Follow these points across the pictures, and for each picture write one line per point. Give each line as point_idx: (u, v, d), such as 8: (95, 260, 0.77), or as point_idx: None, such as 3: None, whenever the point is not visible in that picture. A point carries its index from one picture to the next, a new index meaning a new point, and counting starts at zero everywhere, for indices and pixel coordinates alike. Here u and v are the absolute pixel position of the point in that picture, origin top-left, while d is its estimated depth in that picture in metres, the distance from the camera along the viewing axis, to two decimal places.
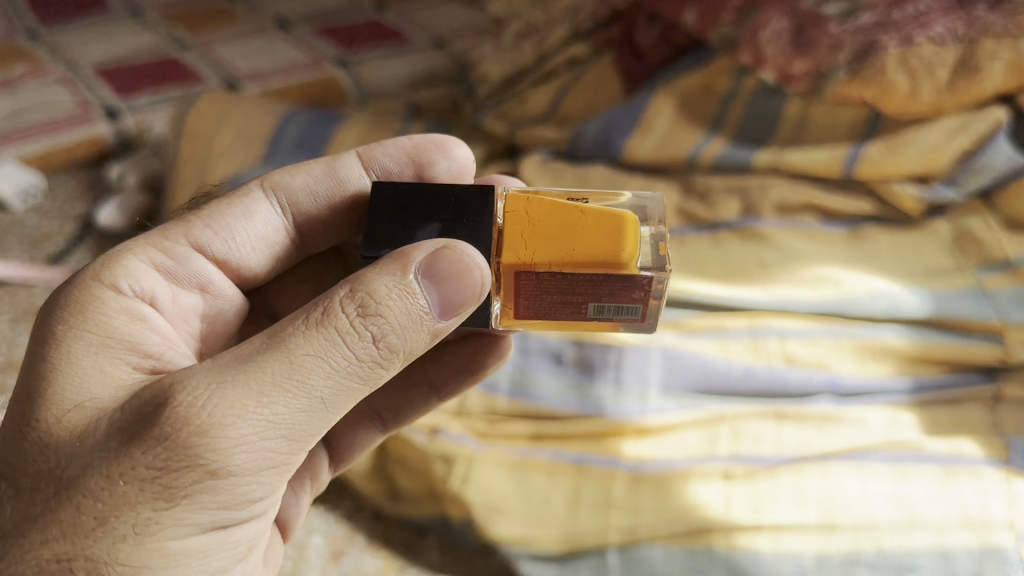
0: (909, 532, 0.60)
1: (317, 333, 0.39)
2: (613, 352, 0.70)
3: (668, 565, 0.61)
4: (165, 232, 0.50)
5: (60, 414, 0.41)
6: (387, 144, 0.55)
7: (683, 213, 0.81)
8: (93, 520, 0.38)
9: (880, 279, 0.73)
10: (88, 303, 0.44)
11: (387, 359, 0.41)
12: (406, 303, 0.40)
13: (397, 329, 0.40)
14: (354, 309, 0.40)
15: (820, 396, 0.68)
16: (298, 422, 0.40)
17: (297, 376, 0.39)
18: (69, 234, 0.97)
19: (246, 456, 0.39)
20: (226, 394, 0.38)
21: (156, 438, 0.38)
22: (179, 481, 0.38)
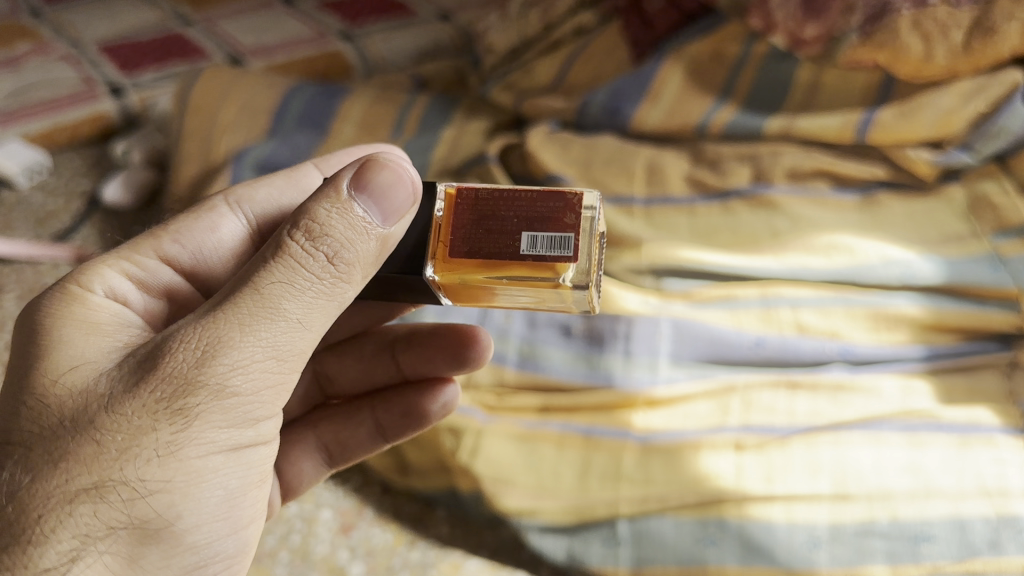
0: (925, 501, 0.59)
1: (277, 262, 0.40)
2: (622, 323, 0.69)
3: (679, 535, 0.60)
4: (133, 245, 0.50)
5: (56, 376, 0.40)
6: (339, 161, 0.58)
7: (692, 181, 0.80)
8: (115, 451, 0.38)
9: (893, 246, 0.72)
10: (73, 295, 0.45)
11: (350, 272, 0.41)
12: (348, 220, 0.40)
13: (348, 243, 0.40)
14: (301, 236, 0.40)
15: (832, 365, 0.67)
16: (284, 342, 0.40)
17: (272, 304, 0.39)
18: (74, 211, 0.97)
19: (246, 374, 0.39)
20: (216, 326, 0.39)
21: (158, 376, 0.38)
22: (188, 404, 0.38)
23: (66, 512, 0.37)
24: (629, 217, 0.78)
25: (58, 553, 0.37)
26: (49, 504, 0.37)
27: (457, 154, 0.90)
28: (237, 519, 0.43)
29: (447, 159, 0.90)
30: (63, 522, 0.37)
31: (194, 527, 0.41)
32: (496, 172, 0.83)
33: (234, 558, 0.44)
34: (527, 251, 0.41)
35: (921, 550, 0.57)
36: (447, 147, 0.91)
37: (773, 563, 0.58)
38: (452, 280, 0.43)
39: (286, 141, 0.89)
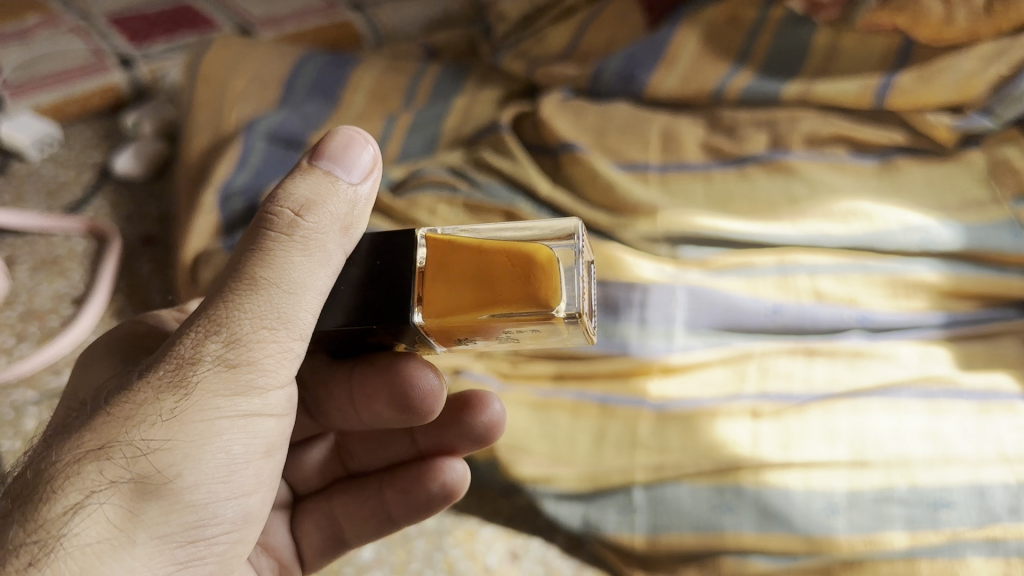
0: (944, 468, 0.58)
1: (254, 229, 0.40)
2: (637, 291, 0.68)
3: (696, 502, 0.60)
4: (183, 307, 0.54)
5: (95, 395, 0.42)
6: None
7: (708, 148, 0.79)
8: (118, 418, 0.37)
9: (911, 212, 0.71)
10: (126, 334, 0.49)
11: (329, 235, 0.40)
12: (312, 178, 0.40)
13: (317, 197, 0.40)
14: (272, 204, 0.40)
15: (850, 332, 0.67)
16: (269, 306, 0.39)
17: (254, 267, 0.39)
18: (85, 183, 0.96)
19: (241, 343, 0.38)
20: (214, 305, 0.39)
21: (160, 356, 0.38)
22: (189, 373, 0.37)
23: (73, 471, 0.36)
24: (644, 184, 0.77)
25: (64, 505, 0.35)
26: (57, 468, 0.36)
27: (469, 123, 0.89)
28: (240, 485, 0.40)
29: (459, 128, 0.89)
30: (70, 480, 0.35)
31: (196, 486, 0.38)
32: (510, 141, 0.82)
33: (234, 526, 0.41)
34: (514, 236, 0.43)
35: (940, 516, 0.56)
36: (459, 116, 0.90)
37: (791, 529, 0.57)
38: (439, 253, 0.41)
39: (296, 110, 0.89)
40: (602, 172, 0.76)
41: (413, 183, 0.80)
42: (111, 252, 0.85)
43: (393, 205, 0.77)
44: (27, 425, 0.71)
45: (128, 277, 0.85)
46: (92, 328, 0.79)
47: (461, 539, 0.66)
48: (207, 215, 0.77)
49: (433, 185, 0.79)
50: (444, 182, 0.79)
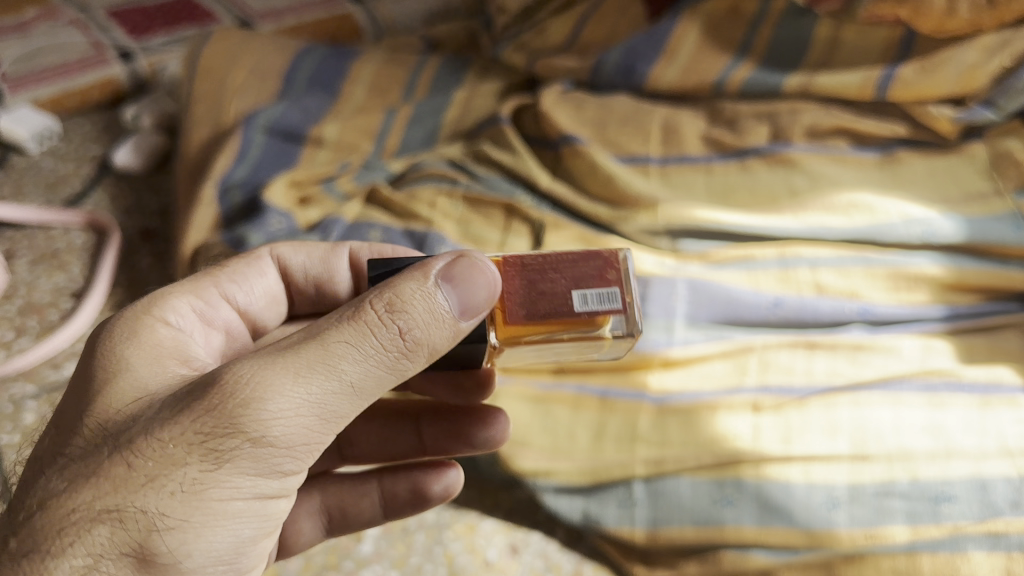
0: (945, 462, 0.58)
1: (350, 323, 0.39)
2: (637, 284, 0.69)
3: (696, 496, 0.59)
4: (198, 281, 0.52)
5: (118, 403, 0.41)
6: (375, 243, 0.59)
7: (708, 140, 0.79)
8: (142, 478, 0.37)
9: (913, 204, 0.71)
10: (140, 328, 0.45)
11: (415, 351, 0.40)
12: (427, 302, 0.39)
13: (423, 324, 0.39)
14: (381, 306, 0.39)
15: (852, 325, 0.66)
16: (325, 403, 0.39)
17: (330, 361, 0.39)
18: (85, 176, 0.96)
19: (284, 425, 0.38)
20: (269, 368, 0.38)
21: (200, 407, 0.38)
22: (224, 445, 0.37)
23: (85, 529, 0.36)
24: (645, 176, 0.77)
25: (72, 567, 0.36)
26: (72, 519, 0.37)
27: (469, 115, 0.89)
28: (240, 561, 0.42)
29: (459, 121, 0.89)
30: (80, 538, 0.36)
31: (199, 564, 0.39)
32: (510, 133, 0.82)
33: None
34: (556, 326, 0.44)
35: (941, 510, 0.55)
36: (459, 109, 0.90)
37: (792, 523, 0.57)
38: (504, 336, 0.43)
39: (295, 102, 0.88)
40: (603, 164, 0.76)
41: (413, 176, 0.80)
42: (111, 244, 0.85)
43: (393, 198, 0.76)
44: (26, 419, 0.70)
45: (128, 271, 0.85)
46: (91, 322, 0.78)
47: (461, 533, 0.65)
48: (206, 207, 0.77)
49: (433, 178, 0.79)
50: (443, 175, 0.79)
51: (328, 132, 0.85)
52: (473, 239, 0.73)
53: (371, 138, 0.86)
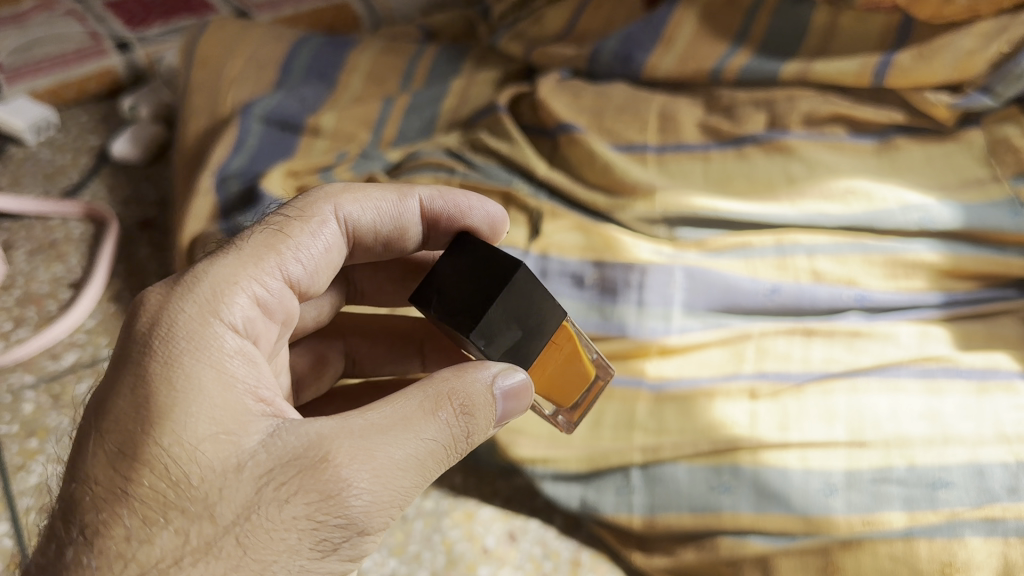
0: (942, 448, 0.58)
1: (432, 420, 0.43)
2: (635, 273, 0.68)
3: (693, 482, 0.60)
4: (258, 260, 0.47)
5: (197, 442, 0.39)
6: (443, 192, 0.58)
7: (706, 127, 0.78)
8: (255, 562, 0.38)
9: (911, 191, 0.71)
10: (209, 340, 0.42)
11: (468, 446, 0.46)
12: (486, 408, 0.45)
13: (478, 428, 0.45)
14: (458, 404, 0.44)
15: (849, 313, 0.67)
16: (410, 494, 0.43)
17: (418, 458, 0.42)
18: (83, 166, 0.96)
19: (381, 513, 0.41)
20: (375, 454, 0.41)
21: (317, 491, 0.39)
22: (334, 534, 0.40)
23: None
24: (643, 165, 0.77)
25: None
26: None
27: (466, 105, 0.89)
28: None
29: (457, 110, 0.88)
30: None
31: None
32: (507, 122, 0.81)
33: None
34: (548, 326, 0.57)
35: (938, 496, 0.55)
36: (457, 98, 0.90)
37: (789, 509, 0.57)
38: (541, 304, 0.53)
39: (293, 92, 0.88)
40: (600, 152, 0.76)
41: (410, 165, 0.80)
42: (110, 234, 0.85)
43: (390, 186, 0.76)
44: (26, 409, 0.71)
45: (127, 261, 0.85)
46: (90, 312, 0.79)
47: (460, 520, 0.66)
48: (204, 197, 0.77)
49: (429, 167, 0.79)
50: (441, 164, 0.79)
51: (326, 121, 0.85)
52: None
53: (369, 127, 0.86)
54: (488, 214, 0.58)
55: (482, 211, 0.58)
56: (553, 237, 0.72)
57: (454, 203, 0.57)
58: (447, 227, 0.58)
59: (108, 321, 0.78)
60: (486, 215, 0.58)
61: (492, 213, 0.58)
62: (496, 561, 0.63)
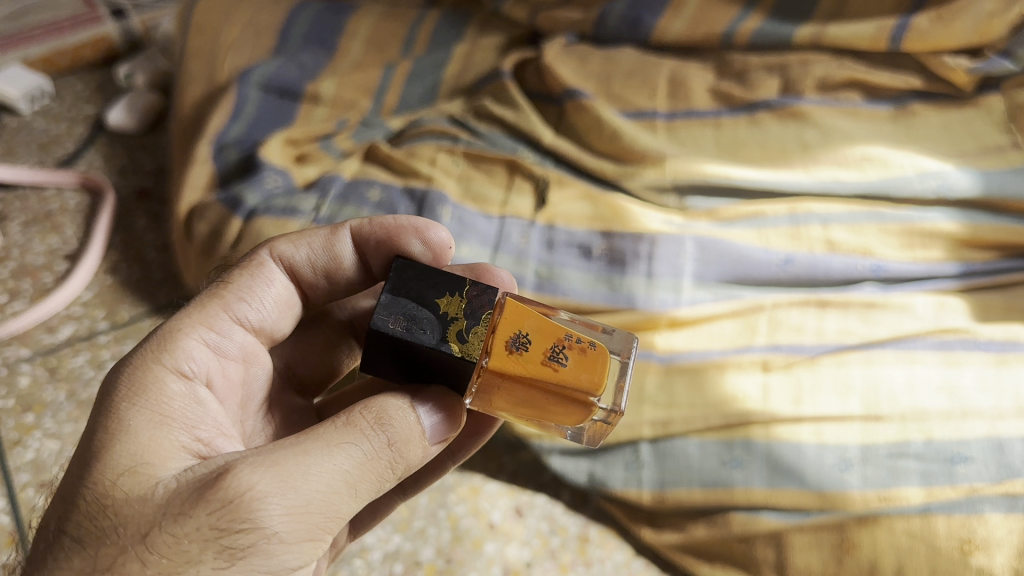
0: (960, 422, 0.56)
1: (346, 429, 0.40)
2: (644, 243, 0.67)
3: (704, 457, 0.58)
4: (202, 305, 0.46)
5: (117, 476, 0.38)
6: (373, 220, 0.51)
7: (717, 93, 0.76)
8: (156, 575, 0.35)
9: (928, 158, 0.69)
10: (149, 384, 0.41)
11: (401, 460, 0.42)
12: (409, 419, 0.42)
13: (408, 442, 0.42)
14: (371, 418, 0.41)
15: (864, 283, 0.65)
16: (332, 502, 0.38)
17: (334, 464, 0.38)
18: (78, 135, 0.94)
19: (295, 518, 0.37)
20: (280, 461, 0.37)
21: (217, 499, 0.36)
22: (239, 541, 0.36)
23: None
24: (652, 132, 0.75)
25: None
26: None
27: (469, 72, 0.86)
28: None
29: (460, 77, 0.86)
30: None
31: None
32: (513, 88, 0.79)
33: None
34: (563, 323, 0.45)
35: (956, 471, 0.54)
36: (459, 63, 0.87)
37: (802, 484, 0.56)
38: (502, 306, 0.42)
39: (291, 58, 0.83)
40: (609, 119, 0.73)
41: (412, 133, 0.77)
42: (105, 205, 0.83)
43: (392, 155, 0.74)
44: (21, 383, 0.69)
45: (123, 232, 0.83)
46: (86, 285, 0.77)
47: (465, 496, 0.64)
48: (201, 165, 0.75)
49: (433, 135, 0.76)
50: (444, 132, 0.76)
51: (325, 88, 0.82)
52: (475, 198, 0.71)
53: (370, 95, 0.84)
54: (427, 241, 0.51)
55: (418, 236, 0.51)
56: (560, 206, 0.70)
57: (382, 227, 0.51)
58: (379, 253, 0.51)
59: (105, 294, 0.77)
60: (424, 243, 0.51)
61: (435, 240, 0.51)
62: (502, 537, 0.62)
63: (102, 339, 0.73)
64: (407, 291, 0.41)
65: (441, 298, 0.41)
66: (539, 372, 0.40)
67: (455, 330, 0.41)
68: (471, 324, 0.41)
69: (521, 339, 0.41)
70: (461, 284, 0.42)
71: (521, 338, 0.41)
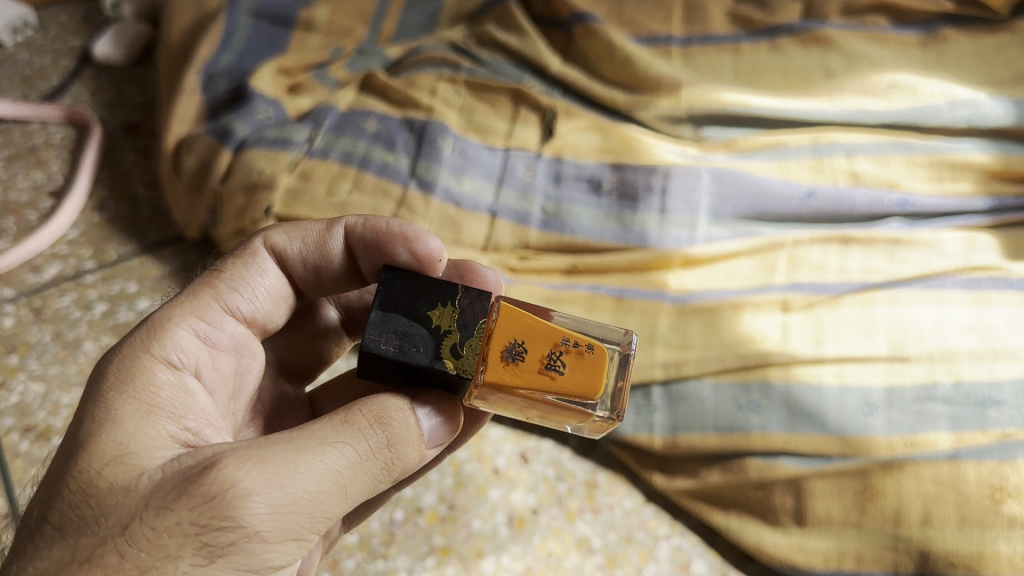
0: (992, 363, 0.53)
1: (342, 425, 0.36)
2: (657, 176, 0.63)
3: (718, 400, 0.55)
4: (196, 290, 0.42)
5: (101, 466, 0.35)
6: (367, 221, 0.46)
7: (736, 17, 0.71)
8: (134, 569, 0.32)
9: (959, 86, 0.66)
10: (136, 371, 0.38)
11: (398, 462, 0.38)
12: (410, 419, 0.38)
13: (409, 443, 0.38)
14: (371, 415, 0.37)
15: (890, 220, 0.62)
16: (320, 502, 0.35)
17: (327, 464, 0.35)
18: (64, 68, 0.89)
19: (279, 518, 0.34)
20: (269, 457, 0.34)
21: (200, 494, 0.33)
22: (219, 539, 0.33)
23: None
24: (666, 59, 0.70)
25: None
26: None
27: None
28: None
29: None
30: None
31: None
32: (518, 13, 0.73)
33: None
34: (564, 320, 0.40)
35: (987, 416, 0.52)
36: None
37: (824, 429, 0.53)
38: (497, 309, 0.38)
39: None
40: (620, 45, 0.69)
41: (411, 62, 0.72)
42: (91, 140, 0.79)
43: (390, 84, 0.70)
44: (4, 324, 0.66)
45: (110, 167, 0.79)
46: (71, 224, 0.73)
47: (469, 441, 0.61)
48: (189, 96, 0.70)
49: (433, 63, 0.72)
50: (445, 59, 0.71)
51: (320, 15, 0.76)
52: (478, 129, 0.67)
53: (366, 21, 0.77)
54: (415, 252, 0.45)
55: (406, 246, 0.45)
56: (569, 138, 0.66)
57: (372, 230, 0.46)
58: (371, 255, 0.46)
59: (92, 233, 0.73)
60: (411, 253, 0.45)
61: (430, 251, 0.45)
62: (507, 483, 0.60)
63: (89, 279, 0.70)
64: (396, 305, 0.37)
65: (433, 310, 0.37)
66: (537, 383, 0.36)
67: (449, 346, 0.37)
68: (465, 337, 0.37)
69: (516, 348, 0.37)
70: (455, 291, 0.38)
71: (516, 346, 0.37)
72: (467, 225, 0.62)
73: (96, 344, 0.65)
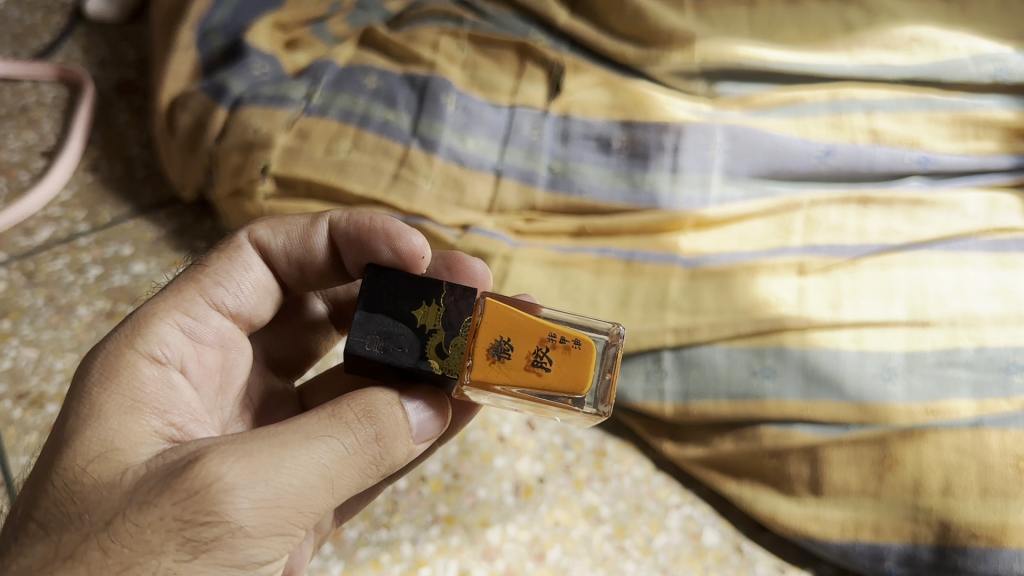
0: (1015, 329, 0.51)
1: (328, 418, 0.35)
2: (669, 134, 0.60)
3: (731, 366, 0.53)
4: (181, 285, 0.42)
5: (86, 463, 0.34)
6: (349, 216, 0.45)
7: None
8: (116, 565, 0.32)
9: (984, 39, 0.63)
10: (120, 367, 0.37)
11: (387, 456, 0.37)
12: (397, 413, 0.37)
13: (397, 437, 0.37)
14: (358, 409, 0.36)
15: (910, 179, 0.60)
16: (306, 497, 0.34)
17: (312, 458, 0.34)
18: (54, 23, 0.86)
19: (263, 513, 0.33)
20: (253, 452, 0.33)
21: (182, 489, 0.32)
22: (203, 535, 0.32)
23: None
24: (680, 9, 0.66)
25: None
26: None
27: None
28: None
29: None
30: None
31: None
32: None
33: None
34: (551, 315, 0.39)
35: (1012, 382, 0.50)
36: None
37: (841, 395, 0.51)
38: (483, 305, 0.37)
39: None
40: None
41: (413, 15, 0.69)
42: (84, 98, 0.76)
43: (391, 39, 0.67)
44: None
45: (104, 127, 0.76)
46: (64, 184, 0.71)
47: None
48: (184, 52, 0.66)
49: (435, 17, 0.69)
50: (447, 13, 0.68)
51: None
52: (482, 86, 0.65)
53: None
54: (398, 250, 0.44)
55: (388, 243, 0.44)
56: (576, 94, 0.64)
57: (356, 225, 0.45)
58: (354, 253, 0.45)
59: (85, 194, 0.71)
60: (394, 251, 0.44)
61: (414, 247, 0.44)
62: (513, 451, 0.58)
63: (83, 242, 0.68)
64: (380, 306, 0.38)
65: (418, 309, 0.38)
66: (524, 380, 0.35)
67: (434, 345, 0.37)
68: (450, 336, 0.37)
69: (502, 346, 0.36)
70: (438, 289, 0.38)
71: (502, 343, 0.36)
72: (471, 185, 0.60)
73: (90, 309, 0.64)
